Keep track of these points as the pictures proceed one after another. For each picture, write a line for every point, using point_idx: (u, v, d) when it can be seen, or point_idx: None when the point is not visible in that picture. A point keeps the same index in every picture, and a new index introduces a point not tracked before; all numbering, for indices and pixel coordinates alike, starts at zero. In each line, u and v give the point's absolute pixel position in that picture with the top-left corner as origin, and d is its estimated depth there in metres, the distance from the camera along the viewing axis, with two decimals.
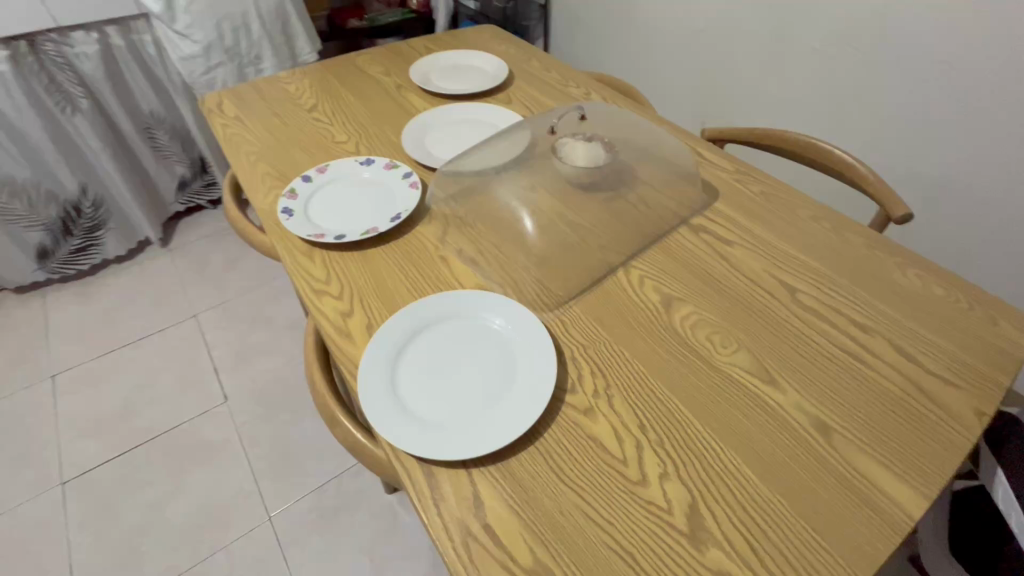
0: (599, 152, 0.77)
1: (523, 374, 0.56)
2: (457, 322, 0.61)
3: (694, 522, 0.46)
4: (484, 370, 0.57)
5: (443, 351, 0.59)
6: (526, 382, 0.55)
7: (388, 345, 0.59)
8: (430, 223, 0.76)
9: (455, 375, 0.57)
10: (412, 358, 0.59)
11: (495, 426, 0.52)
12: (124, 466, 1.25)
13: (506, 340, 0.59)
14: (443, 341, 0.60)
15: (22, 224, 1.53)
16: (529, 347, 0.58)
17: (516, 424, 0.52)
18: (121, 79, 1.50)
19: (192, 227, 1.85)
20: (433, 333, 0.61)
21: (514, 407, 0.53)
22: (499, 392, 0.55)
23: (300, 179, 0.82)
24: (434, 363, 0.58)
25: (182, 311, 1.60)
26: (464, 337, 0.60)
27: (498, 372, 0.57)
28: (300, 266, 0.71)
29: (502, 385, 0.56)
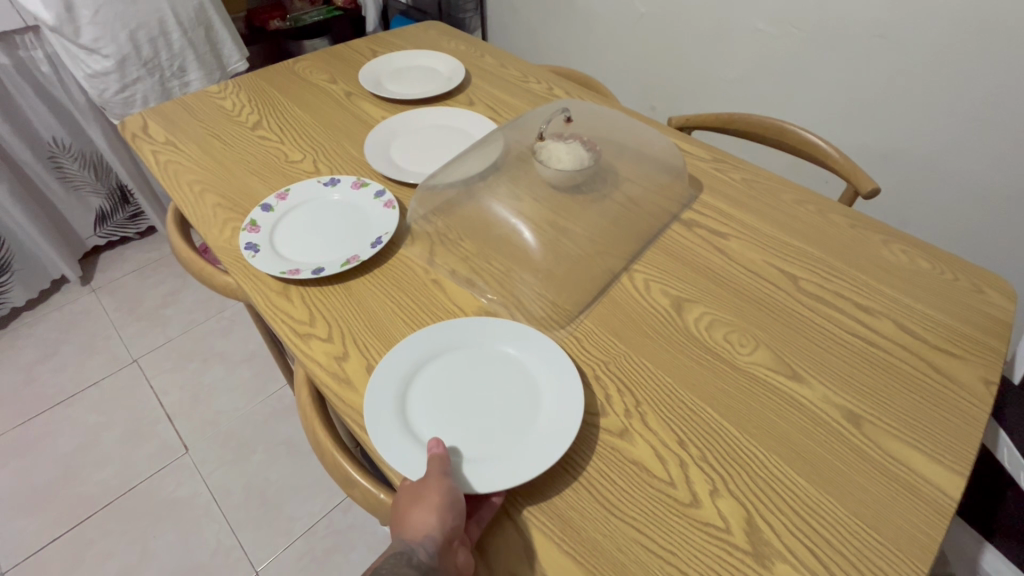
0: (584, 153, 0.73)
1: (548, 401, 0.53)
2: (465, 350, 0.57)
3: (754, 538, 0.45)
4: (504, 399, 0.53)
5: (457, 383, 0.54)
6: (553, 409, 0.52)
7: (392, 381, 0.54)
8: (413, 245, 0.71)
9: (471, 407, 0.53)
10: (420, 393, 0.54)
11: (525, 459, 0.48)
12: (76, 540, 1.11)
13: (523, 366, 0.56)
14: (452, 372, 0.55)
15: None
16: (549, 371, 0.55)
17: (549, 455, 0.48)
18: (13, 102, 1.31)
19: (117, 262, 1.67)
20: (440, 363, 0.56)
21: (543, 437, 0.49)
22: (524, 422, 0.51)
23: (260, 209, 0.73)
24: (445, 396, 0.54)
25: (119, 356, 1.43)
26: (475, 365, 0.56)
27: (520, 400, 0.53)
28: (276, 307, 0.63)
29: (526, 414, 0.52)
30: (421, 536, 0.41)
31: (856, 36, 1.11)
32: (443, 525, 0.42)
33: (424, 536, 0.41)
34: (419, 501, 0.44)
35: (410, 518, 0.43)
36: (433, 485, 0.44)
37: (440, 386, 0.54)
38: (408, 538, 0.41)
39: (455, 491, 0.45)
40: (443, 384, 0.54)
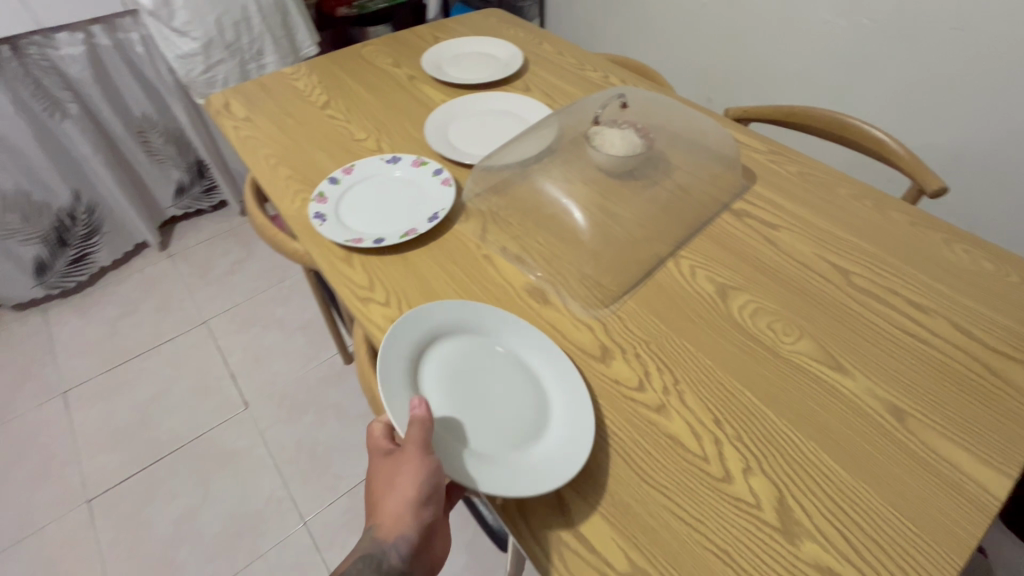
0: (635, 139, 0.75)
1: (555, 416, 0.53)
2: (478, 344, 0.58)
3: (785, 517, 0.46)
4: (514, 407, 0.53)
5: (472, 381, 0.55)
6: (560, 426, 0.52)
7: (404, 347, 0.55)
8: (468, 222, 0.74)
9: (474, 398, 0.54)
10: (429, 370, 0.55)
11: (526, 474, 0.48)
12: (149, 478, 1.23)
13: (536, 372, 0.56)
14: (464, 359, 0.56)
15: (18, 239, 1.47)
16: (564, 386, 0.55)
17: (544, 470, 0.48)
18: (110, 80, 1.44)
19: (191, 231, 1.80)
20: (451, 360, 0.56)
21: (549, 455, 0.50)
22: (524, 427, 0.52)
23: (327, 182, 0.79)
24: (455, 393, 0.54)
25: (190, 317, 1.56)
26: (488, 358, 0.57)
27: (531, 409, 0.53)
28: (340, 272, 0.68)
29: (529, 421, 0.52)
30: (394, 538, 0.45)
31: (934, 29, 1.05)
32: (416, 525, 0.46)
33: (396, 539, 0.45)
34: (393, 500, 0.46)
35: (384, 516, 0.46)
36: (405, 488, 0.45)
37: (449, 381, 0.54)
38: (382, 536, 0.46)
39: (432, 480, 0.46)
40: (454, 368, 0.55)
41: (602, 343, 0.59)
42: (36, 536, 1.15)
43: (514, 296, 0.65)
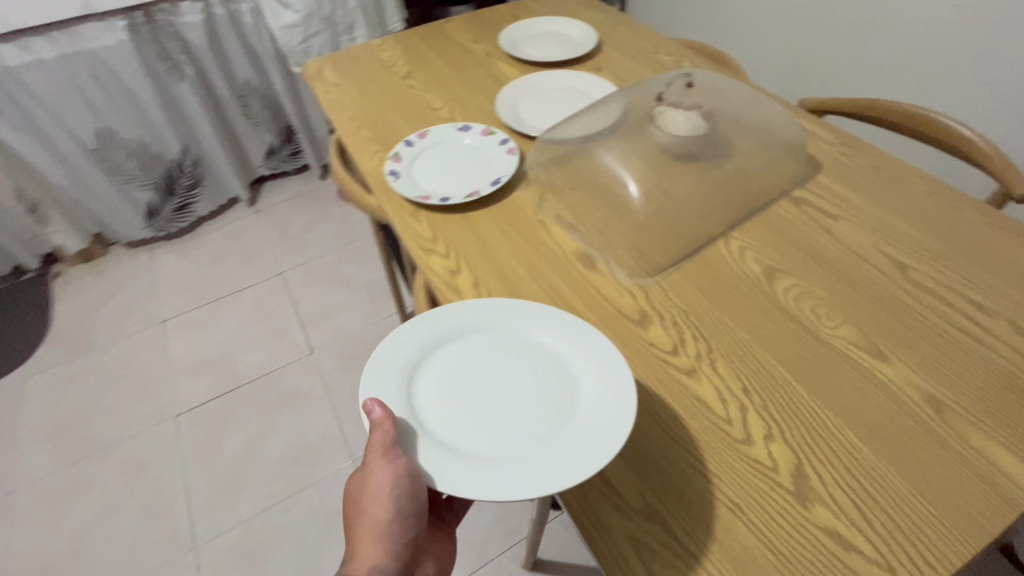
0: (699, 119, 0.77)
1: (587, 397, 0.50)
2: (475, 341, 0.55)
3: (800, 482, 0.48)
4: (525, 403, 0.50)
5: (478, 384, 0.52)
6: (580, 414, 0.49)
7: (397, 366, 0.52)
8: (527, 188, 0.79)
9: (493, 396, 0.51)
10: (436, 376, 0.53)
11: (553, 467, 0.45)
12: (226, 403, 1.38)
13: (555, 356, 0.54)
14: (474, 353, 0.54)
15: (134, 184, 1.67)
16: (590, 369, 0.52)
17: (584, 458, 0.45)
18: (221, 47, 1.60)
19: (276, 190, 1.97)
20: (453, 365, 0.53)
21: (576, 443, 0.46)
22: (554, 419, 0.49)
23: (403, 144, 0.86)
24: (463, 398, 0.51)
25: (270, 268, 1.72)
26: (501, 351, 0.54)
27: (546, 405, 0.50)
28: (408, 225, 0.75)
29: (559, 410, 0.49)
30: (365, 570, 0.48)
31: None
32: (387, 555, 0.49)
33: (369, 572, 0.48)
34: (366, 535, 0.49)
35: (359, 551, 0.49)
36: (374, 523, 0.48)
37: (454, 386, 0.52)
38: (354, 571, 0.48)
39: (399, 509, 0.48)
40: (463, 367, 0.53)
41: (641, 309, 0.62)
42: (133, 440, 1.33)
43: (564, 259, 0.69)
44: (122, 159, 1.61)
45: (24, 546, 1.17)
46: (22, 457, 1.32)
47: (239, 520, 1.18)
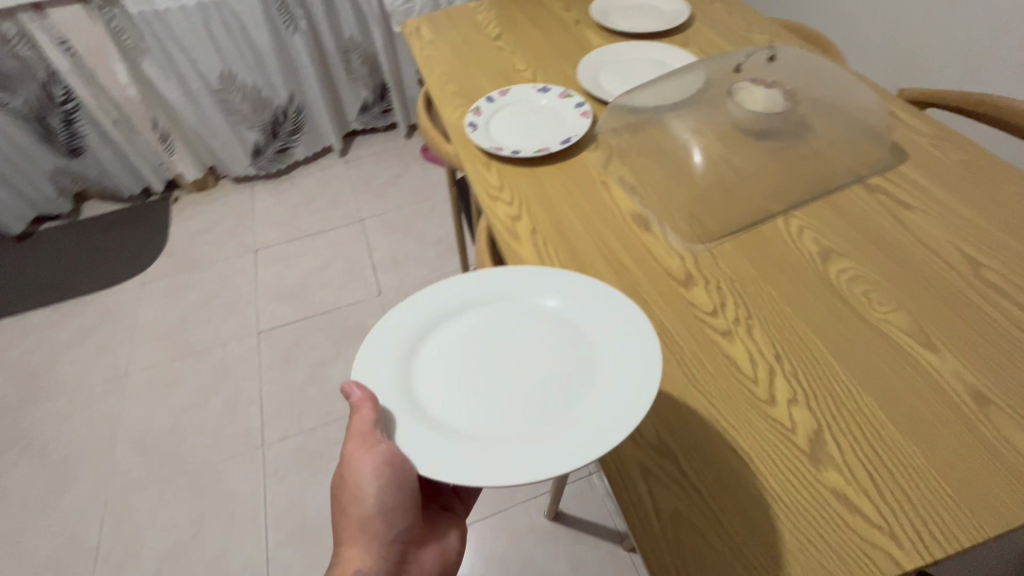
0: (779, 97, 0.77)
1: (592, 382, 0.48)
2: (474, 324, 0.54)
3: (816, 445, 0.49)
4: (525, 386, 0.49)
5: (477, 365, 0.51)
6: (582, 400, 0.47)
7: (393, 353, 0.51)
8: (596, 151, 0.82)
9: (497, 372, 0.51)
10: (437, 351, 0.53)
11: (553, 449, 0.43)
12: (302, 329, 1.54)
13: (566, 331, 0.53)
14: (477, 331, 0.54)
15: (246, 125, 1.85)
16: (591, 357, 0.50)
17: (590, 442, 0.43)
18: (333, 4, 1.73)
19: (364, 144, 2.11)
20: (451, 349, 0.53)
21: (578, 430, 0.44)
22: (555, 402, 0.48)
23: (485, 100, 0.92)
24: (461, 380, 0.50)
25: (351, 215, 1.86)
26: (501, 333, 0.54)
27: (545, 392, 0.48)
28: (479, 173, 0.81)
29: (566, 390, 0.48)
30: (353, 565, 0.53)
31: None
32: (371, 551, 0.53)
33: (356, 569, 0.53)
34: (352, 533, 0.53)
35: (348, 548, 0.53)
36: (357, 521, 0.53)
37: (453, 367, 0.51)
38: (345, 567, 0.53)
39: (377, 505, 0.52)
40: (467, 339, 0.53)
41: (687, 271, 0.64)
42: (221, 348, 1.51)
43: (620, 219, 0.72)
44: (238, 100, 1.79)
45: (129, 421, 1.37)
46: (135, 348, 1.53)
47: (302, 429, 1.32)
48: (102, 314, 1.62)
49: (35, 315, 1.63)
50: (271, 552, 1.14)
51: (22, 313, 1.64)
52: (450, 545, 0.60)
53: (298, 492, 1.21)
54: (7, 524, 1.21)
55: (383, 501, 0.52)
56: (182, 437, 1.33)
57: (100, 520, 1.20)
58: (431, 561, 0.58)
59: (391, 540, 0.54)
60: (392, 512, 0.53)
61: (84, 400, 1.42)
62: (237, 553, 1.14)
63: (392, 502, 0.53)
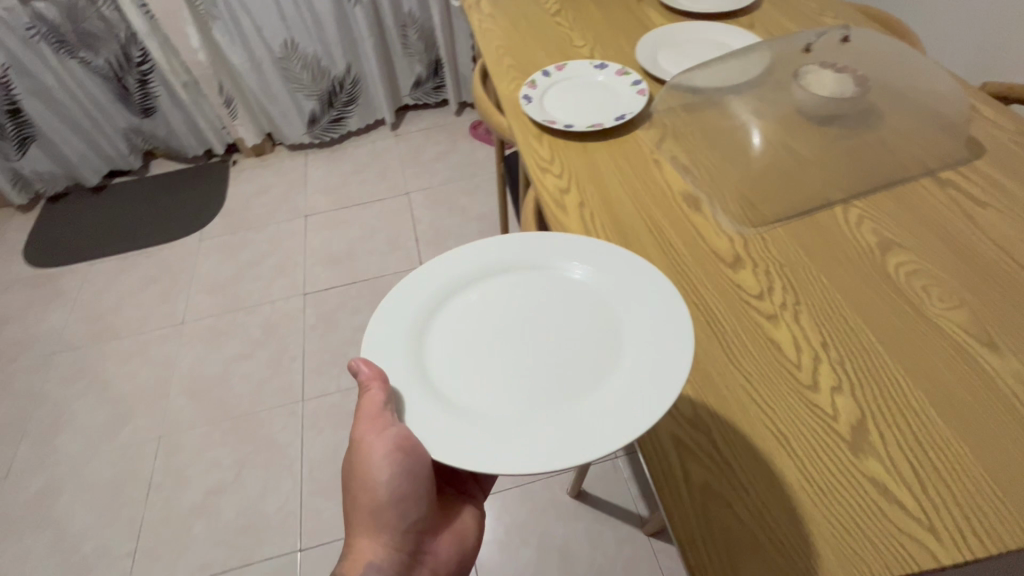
0: (848, 83, 0.74)
1: (607, 368, 0.47)
2: (486, 297, 0.54)
3: (858, 434, 0.48)
4: (537, 364, 0.49)
5: (488, 340, 0.51)
6: (596, 385, 0.46)
7: (405, 328, 0.51)
8: (649, 130, 0.81)
9: (512, 346, 0.50)
10: (452, 319, 0.52)
11: (565, 436, 0.42)
12: (345, 293, 1.60)
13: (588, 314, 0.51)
14: (491, 304, 0.53)
15: (304, 93, 1.91)
16: (605, 340, 0.49)
17: (599, 438, 0.42)
18: None
19: (415, 120, 2.14)
20: (462, 323, 0.52)
21: (591, 418, 0.43)
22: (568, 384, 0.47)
23: (541, 74, 0.91)
24: (472, 355, 0.50)
25: (398, 187, 1.90)
26: (516, 307, 0.53)
27: (557, 372, 0.47)
28: (530, 145, 0.82)
29: (581, 373, 0.47)
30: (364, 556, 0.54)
31: None
32: (382, 542, 0.55)
33: (369, 561, 0.54)
34: (363, 526, 0.55)
35: (361, 541, 0.55)
36: (368, 512, 0.55)
37: (463, 342, 0.51)
38: (358, 559, 0.55)
39: (387, 496, 0.53)
40: (486, 308, 0.53)
41: (736, 254, 0.63)
42: (269, 305, 1.58)
43: (669, 197, 0.71)
44: (298, 69, 1.84)
45: (184, 366, 1.46)
46: (192, 299, 1.62)
47: (340, 388, 1.38)
48: (164, 265, 1.73)
49: (106, 262, 1.75)
50: (305, 499, 1.20)
51: (94, 260, 1.76)
52: (467, 531, 0.62)
53: (333, 446, 1.27)
54: (74, 448, 1.32)
55: (396, 489, 0.53)
56: (230, 385, 1.41)
57: (154, 454, 1.29)
58: (447, 551, 0.59)
59: (404, 530, 0.56)
60: (403, 501, 0.55)
61: (145, 343, 1.52)
62: (275, 496, 1.21)
63: (404, 490, 0.54)
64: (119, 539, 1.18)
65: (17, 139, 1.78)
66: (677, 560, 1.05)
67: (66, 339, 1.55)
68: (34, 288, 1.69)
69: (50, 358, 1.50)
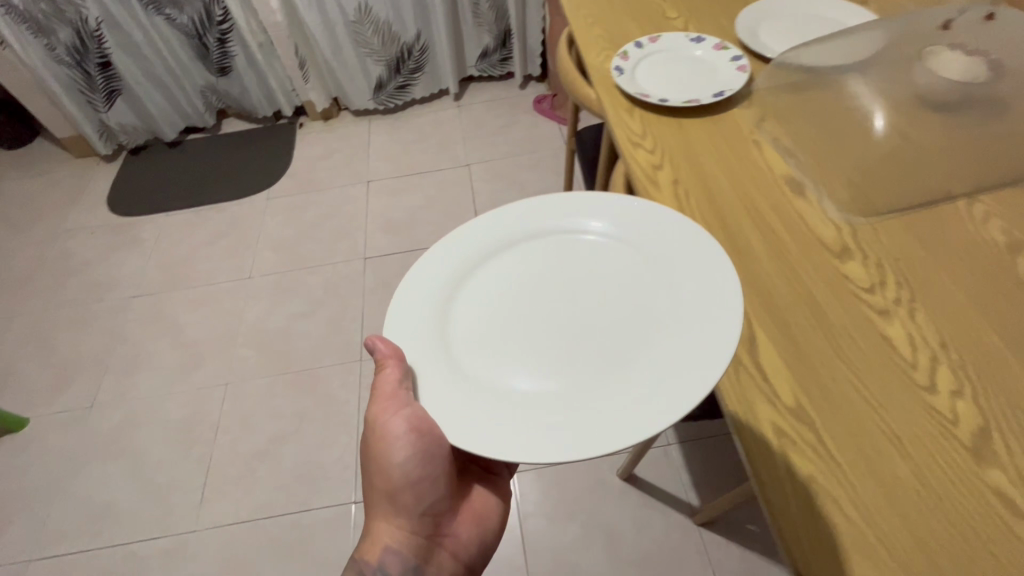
0: (982, 69, 0.66)
1: (617, 363, 0.48)
2: (505, 277, 0.56)
3: (980, 443, 0.45)
4: (552, 350, 0.50)
5: (505, 321, 0.53)
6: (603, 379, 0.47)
7: (425, 305, 0.53)
8: (749, 108, 0.77)
9: (530, 327, 0.52)
10: (484, 290, 0.55)
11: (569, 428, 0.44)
12: (404, 260, 1.62)
13: (620, 294, 0.53)
14: (510, 285, 0.55)
15: (373, 58, 1.92)
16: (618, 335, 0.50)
17: (601, 432, 0.43)
18: None
19: (479, 91, 2.12)
20: (480, 301, 0.54)
21: (596, 413, 0.45)
22: (579, 373, 0.48)
23: (633, 45, 0.88)
24: (489, 334, 0.52)
25: (459, 158, 1.90)
26: (535, 290, 0.55)
27: (568, 361, 0.49)
28: (621, 118, 0.79)
29: (593, 363, 0.48)
30: (384, 536, 0.60)
31: None
32: (399, 525, 0.60)
33: (388, 542, 0.60)
34: (381, 510, 0.61)
35: (380, 524, 0.61)
36: (384, 497, 0.60)
37: (481, 321, 0.53)
38: (378, 541, 0.60)
39: (402, 481, 0.58)
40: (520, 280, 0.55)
41: (844, 243, 0.60)
42: (330, 267, 1.63)
43: (772, 179, 0.68)
44: (370, 33, 1.84)
45: (250, 318, 1.52)
46: (258, 255, 1.68)
47: None
48: (233, 221, 1.79)
49: (180, 215, 1.84)
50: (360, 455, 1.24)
51: (169, 212, 1.85)
52: (487, 514, 0.66)
53: None
54: (149, 386, 1.41)
55: (410, 474, 0.57)
56: (292, 339, 1.46)
57: (221, 399, 1.37)
58: (466, 533, 0.64)
59: (421, 513, 0.61)
60: (419, 484, 0.59)
61: (215, 294, 1.59)
62: (332, 449, 1.26)
63: (419, 473, 0.58)
64: (188, 475, 1.26)
65: (105, 91, 1.86)
66: (726, 552, 1.04)
67: (145, 284, 1.64)
68: (116, 234, 1.79)
69: (130, 302, 1.60)
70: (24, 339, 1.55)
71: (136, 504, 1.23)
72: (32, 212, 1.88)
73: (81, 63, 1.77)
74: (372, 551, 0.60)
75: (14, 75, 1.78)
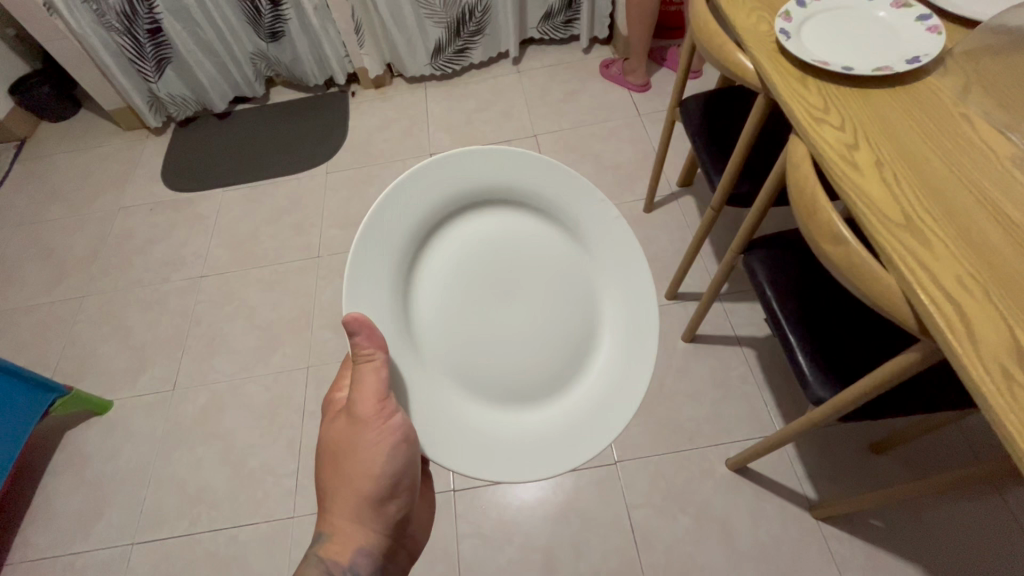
0: None
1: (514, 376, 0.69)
2: (444, 272, 0.70)
3: None
4: (473, 356, 0.68)
5: (440, 314, 0.68)
6: (498, 390, 0.69)
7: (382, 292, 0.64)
8: (945, 76, 0.68)
9: (461, 328, 0.68)
10: (422, 268, 0.69)
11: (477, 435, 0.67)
12: None
13: (540, 293, 0.70)
14: (449, 281, 0.69)
15: (433, 20, 1.79)
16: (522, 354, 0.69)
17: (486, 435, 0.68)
18: None
19: (539, 55, 2.01)
20: (423, 290, 0.69)
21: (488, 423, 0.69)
22: (486, 377, 0.69)
23: (794, 4, 0.78)
24: (429, 328, 0.68)
25: (526, 128, 1.80)
26: (468, 293, 0.69)
27: (482, 367, 0.68)
28: (793, 89, 0.70)
29: (497, 371, 0.68)
30: (353, 545, 0.63)
31: None
32: (369, 532, 0.64)
33: (355, 548, 0.63)
34: (352, 515, 0.64)
35: (344, 529, 0.63)
36: (357, 503, 0.64)
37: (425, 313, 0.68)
38: (346, 545, 0.63)
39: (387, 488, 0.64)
40: (450, 261, 0.70)
41: None
42: None
43: (994, 161, 0.60)
44: None
45: (324, 299, 1.48)
46: (325, 233, 1.62)
47: None
48: (294, 196, 1.73)
49: (237, 190, 1.78)
50: None
51: (226, 187, 1.79)
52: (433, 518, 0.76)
53: None
54: (229, 369, 1.39)
55: (398, 479, 0.64)
56: None
57: (304, 383, 1.34)
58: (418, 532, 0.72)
59: (395, 520, 0.66)
60: (399, 493, 0.65)
61: (284, 274, 1.55)
62: None
63: (403, 483, 0.65)
64: (280, 460, 1.24)
65: (155, 60, 1.77)
66: (849, 546, 1.01)
67: (211, 264, 1.60)
68: (175, 212, 1.74)
69: (198, 282, 1.56)
70: (95, 321, 1.52)
71: (230, 490, 1.22)
72: (86, 189, 1.83)
73: (130, 30, 1.67)
74: (346, 555, 0.62)
75: (60, 44, 1.68)
